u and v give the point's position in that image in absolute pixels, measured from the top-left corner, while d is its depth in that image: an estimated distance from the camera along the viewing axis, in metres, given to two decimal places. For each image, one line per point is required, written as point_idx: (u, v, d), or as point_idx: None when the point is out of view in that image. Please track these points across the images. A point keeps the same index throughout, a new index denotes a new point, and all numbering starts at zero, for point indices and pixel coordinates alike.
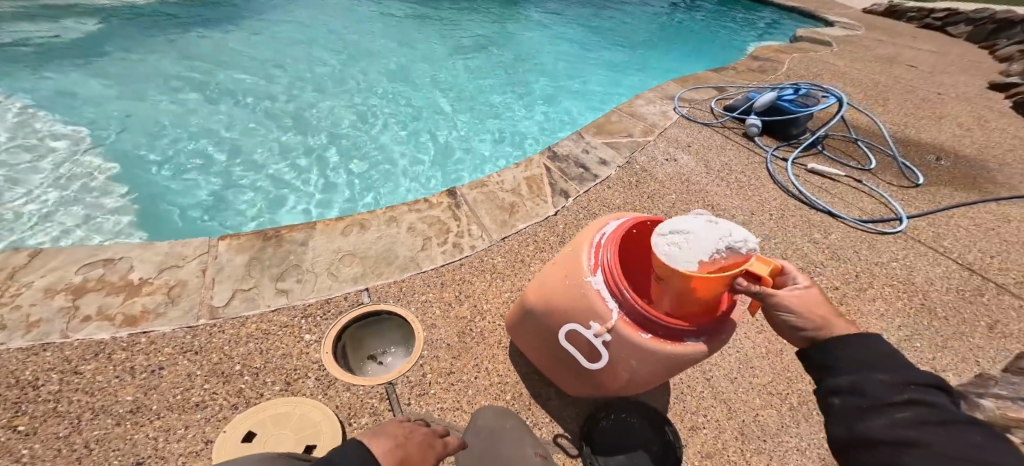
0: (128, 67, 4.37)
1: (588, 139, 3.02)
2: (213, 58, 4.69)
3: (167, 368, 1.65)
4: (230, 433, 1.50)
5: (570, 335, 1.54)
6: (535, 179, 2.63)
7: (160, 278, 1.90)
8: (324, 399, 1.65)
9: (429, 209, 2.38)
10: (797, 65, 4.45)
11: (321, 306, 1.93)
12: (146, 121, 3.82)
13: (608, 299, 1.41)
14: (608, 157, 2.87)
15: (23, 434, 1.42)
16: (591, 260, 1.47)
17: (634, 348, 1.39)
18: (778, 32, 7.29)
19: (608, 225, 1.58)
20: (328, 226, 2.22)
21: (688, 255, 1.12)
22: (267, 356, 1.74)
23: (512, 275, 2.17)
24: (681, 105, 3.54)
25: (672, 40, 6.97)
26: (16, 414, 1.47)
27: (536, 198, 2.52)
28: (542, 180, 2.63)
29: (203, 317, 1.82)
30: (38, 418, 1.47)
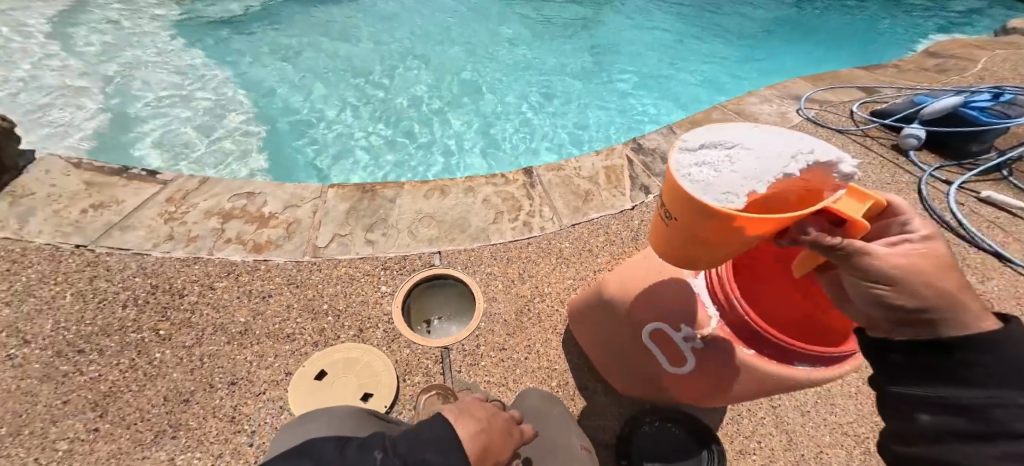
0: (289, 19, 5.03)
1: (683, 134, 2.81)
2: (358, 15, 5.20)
3: (274, 297, 2.09)
4: (307, 368, 1.87)
5: (658, 334, 1.47)
6: (615, 170, 2.56)
7: (283, 214, 2.33)
8: (387, 351, 1.95)
9: (505, 185, 2.46)
10: (998, 62, 3.50)
11: (399, 261, 2.20)
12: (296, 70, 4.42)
13: (707, 305, 1.32)
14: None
15: (161, 339, 1.92)
16: (690, 264, 1.42)
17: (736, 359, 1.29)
18: (981, 19, 5.84)
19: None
20: (414, 187, 2.45)
21: (730, 183, 0.82)
22: (349, 301, 2.09)
23: (578, 263, 2.21)
24: (811, 106, 3.05)
25: (831, 18, 5.94)
26: (162, 319, 1.98)
27: (613, 189, 2.46)
28: (623, 172, 2.55)
29: (308, 254, 2.23)
30: (174, 325, 1.96)
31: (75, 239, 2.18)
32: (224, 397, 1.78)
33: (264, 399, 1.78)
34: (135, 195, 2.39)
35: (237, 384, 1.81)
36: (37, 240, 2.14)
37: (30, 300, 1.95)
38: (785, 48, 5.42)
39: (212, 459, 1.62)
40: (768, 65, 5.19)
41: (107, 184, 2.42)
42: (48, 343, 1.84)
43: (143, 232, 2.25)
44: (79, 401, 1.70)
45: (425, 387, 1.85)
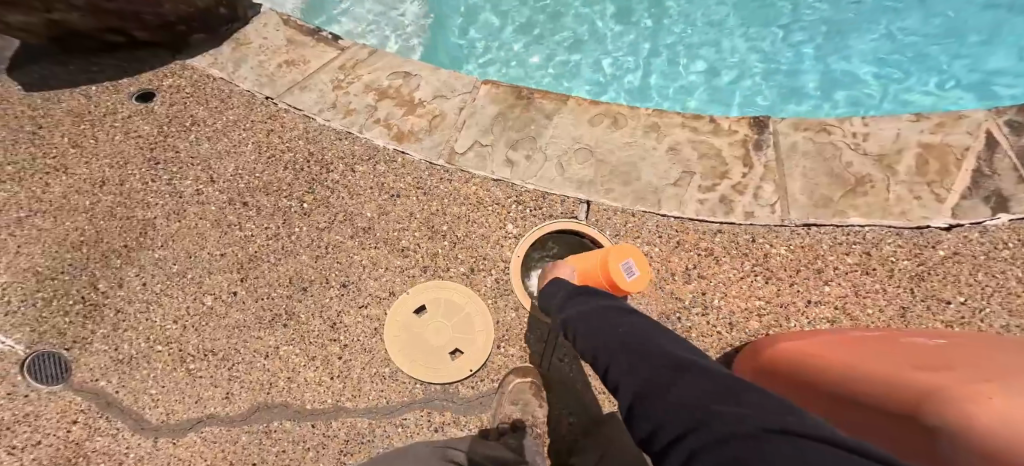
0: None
1: None
2: None
3: (401, 198, 1.88)
4: (411, 296, 1.71)
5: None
6: (930, 152, 1.46)
7: (431, 103, 2.02)
8: (491, 308, 1.67)
9: (709, 132, 1.61)
10: None
11: (536, 199, 1.72)
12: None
13: None
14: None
15: (302, 213, 1.94)
16: None
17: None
18: None
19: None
20: (580, 104, 1.80)
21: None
22: (469, 230, 1.76)
23: (786, 284, 1.42)
24: None
25: None
26: (308, 191, 1.98)
27: (911, 184, 1.43)
28: (949, 159, 1.45)
29: (444, 159, 1.90)
30: (315, 201, 1.96)
31: (266, 90, 2.25)
32: (334, 299, 1.76)
33: (365, 314, 1.71)
34: (317, 55, 2.33)
35: (347, 288, 1.76)
36: (241, 86, 2.27)
37: (224, 141, 2.15)
38: None
39: (308, 359, 1.68)
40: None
41: (302, 43, 2.38)
42: (227, 188, 2.04)
43: (315, 95, 2.20)
44: (231, 258, 1.88)
45: (521, 368, 1.60)
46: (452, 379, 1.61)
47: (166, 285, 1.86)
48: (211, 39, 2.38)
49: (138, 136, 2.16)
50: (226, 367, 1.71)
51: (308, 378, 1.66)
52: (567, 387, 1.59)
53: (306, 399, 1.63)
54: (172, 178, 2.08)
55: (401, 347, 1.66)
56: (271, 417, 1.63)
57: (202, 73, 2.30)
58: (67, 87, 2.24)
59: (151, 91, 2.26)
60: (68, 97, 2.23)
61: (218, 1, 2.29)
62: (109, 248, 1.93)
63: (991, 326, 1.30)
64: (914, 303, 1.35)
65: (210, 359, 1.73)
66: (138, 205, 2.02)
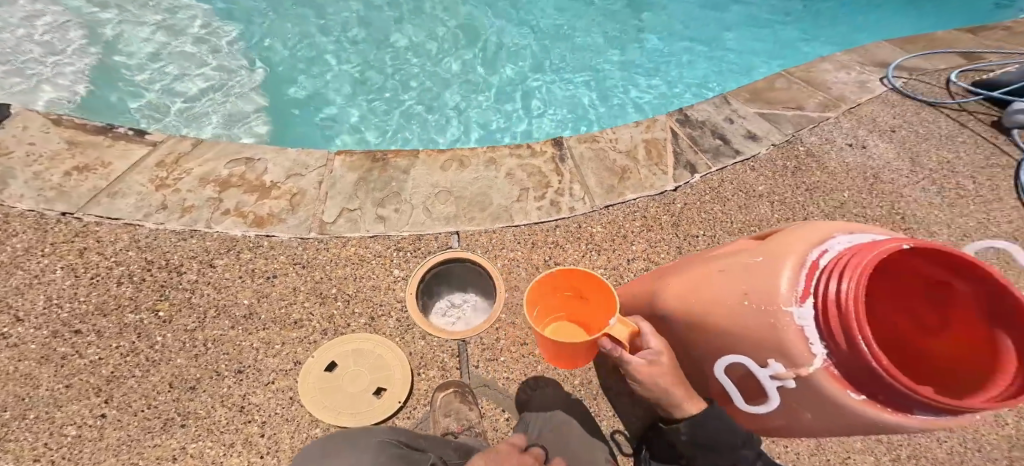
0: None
1: (741, 104, 2.32)
2: None
3: (279, 277, 1.92)
4: (317, 359, 1.75)
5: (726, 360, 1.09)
6: (657, 143, 2.18)
7: (286, 184, 2.15)
8: (400, 343, 1.82)
9: (532, 157, 2.19)
10: None
11: (413, 242, 2.00)
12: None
13: (813, 343, 0.86)
14: (761, 131, 2.20)
15: (162, 321, 1.78)
16: (798, 285, 0.90)
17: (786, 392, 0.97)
18: None
19: (836, 239, 0.94)
20: (430, 157, 2.21)
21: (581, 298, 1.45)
22: (359, 285, 1.92)
23: (610, 250, 1.94)
24: (899, 73, 2.38)
25: None
26: (161, 298, 1.83)
27: (654, 166, 2.11)
28: (666, 146, 2.17)
29: (315, 230, 2.03)
30: (174, 306, 1.82)
31: (59, 206, 2.00)
32: (232, 385, 1.68)
33: (273, 388, 1.68)
34: (120, 156, 2.19)
35: (244, 373, 1.70)
36: (19, 206, 1.98)
37: (19, 274, 1.84)
38: None
39: (225, 446, 1.57)
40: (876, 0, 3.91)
41: (91, 143, 2.21)
42: (41, 324, 1.73)
43: (133, 199, 2.06)
44: (81, 387, 1.62)
45: (442, 383, 1.74)
46: (386, 416, 1.68)
47: (5, 430, 1.53)
48: None
49: None
50: None
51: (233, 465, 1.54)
52: (486, 388, 1.77)
53: None
54: None
55: (321, 407, 1.66)
56: None
57: None
58: None
59: None
60: None
61: None
62: None
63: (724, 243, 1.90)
64: (674, 243, 1.91)
65: None
66: None
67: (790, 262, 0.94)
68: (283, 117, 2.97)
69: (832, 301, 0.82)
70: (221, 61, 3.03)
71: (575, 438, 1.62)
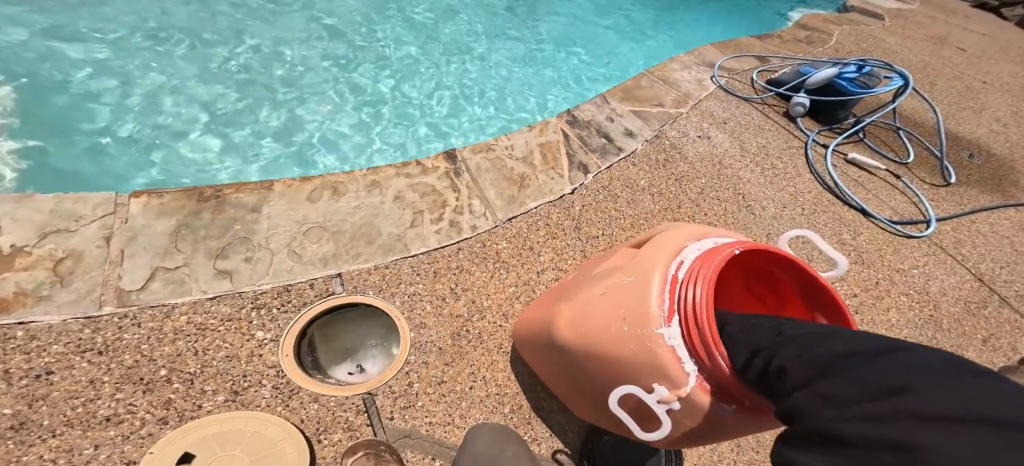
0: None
1: (615, 104, 2.45)
2: None
3: (59, 371, 1.26)
4: (160, 455, 1.17)
5: (618, 388, 1.11)
6: (550, 147, 2.16)
7: (42, 248, 1.44)
8: (286, 413, 1.33)
9: (422, 176, 1.93)
10: (857, 35, 3.33)
11: (279, 296, 1.53)
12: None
13: (685, 361, 0.96)
14: (635, 127, 2.35)
15: None
16: (664, 304, 1.01)
17: (713, 425, 0.98)
18: None
19: (687, 248, 1.09)
20: (290, 188, 1.78)
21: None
22: (206, 358, 1.37)
23: (519, 265, 1.80)
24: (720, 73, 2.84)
25: None
26: None
27: (550, 170, 2.07)
28: (559, 148, 2.16)
29: (108, 305, 1.39)
30: None
31: None
32: None
33: None
34: None
35: None
36: None
37: None
38: None
39: None
40: (687, 19, 4.64)
41: None
42: None
43: None
44: None
45: (350, 447, 1.31)
46: None
47: None
48: None
49: None
50: None
51: None
52: (408, 438, 1.38)
53: None
54: None
55: None
56: None
57: None
58: None
59: None
60: None
61: None
62: None
63: (623, 238, 1.93)
64: (579, 246, 1.86)
65: None
66: None
67: (655, 278, 1.05)
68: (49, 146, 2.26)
69: (692, 319, 0.95)
70: None
71: None
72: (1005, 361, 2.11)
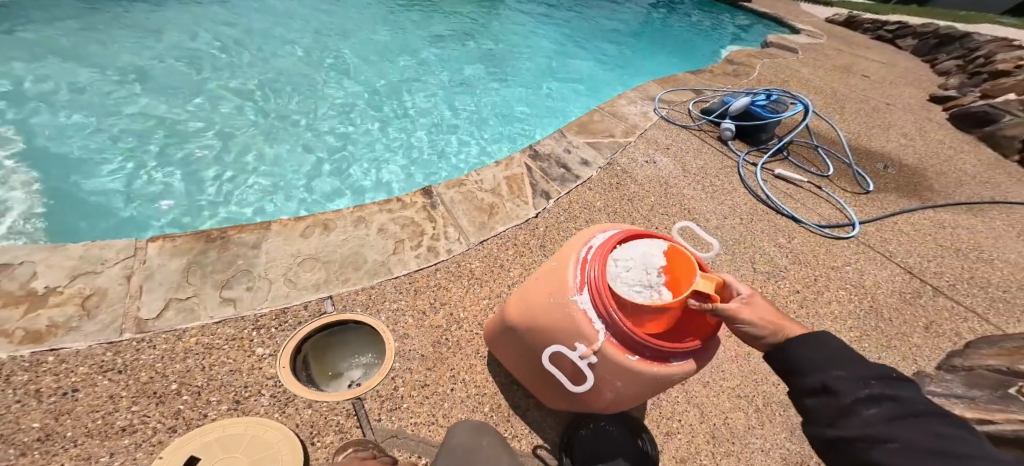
0: (46, 37, 3.73)
1: (570, 138, 2.79)
2: (153, 34, 4.13)
3: (84, 389, 1.41)
4: (168, 460, 1.31)
5: (553, 355, 1.34)
6: (516, 179, 2.44)
7: (71, 287, 1.62)
8: (282, 418, 1.49)
9: (402, 210, 2.18)
10: (777, 67, 3.81)
11: (277, 317, 1.72)
12: (84, 98, 3.31)
13: (594, 321, 1.21)
14: (590, 157, 2.67)
15: None
16: (576, 278, 1.25)
17: (624, 374, 1.21)
18: (750, 36, 7.13)
19: (596, 236, 1.35)
20: (286, 226, 2.00)
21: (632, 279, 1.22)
22: (212, 373, 1.54)
23: (490, 281, 2.03)
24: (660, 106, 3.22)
25: (645, 40, 6.69)
26: None
27: (516, 198, 2.35)
28: (523, 180, 2.45)
29: (128, 331, 1.56)
30: None
31: None
32: None
33: None
34: None
35: None
36: None
37: None
38: (630, 59, 6.03)
39: None
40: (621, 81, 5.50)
41: None
42: None
43: None
44: None
45: (341, 446, 1.45)
46: None
47: None
48: None
49: None
50: None
51: None
52: (395, 437, 1.54)
53: None
54: None
55: None
56: None
57: None
58: None
59: None
60: None
61: None
62: None
63: None
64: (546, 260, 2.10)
65: None
66: None
67: (570, 260, 1.30)
68: (68, 204, 2.64)
69: (596, 289, 1.20)
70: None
71: (483, 453, 1.45)
72: (950, 345, 2.33)
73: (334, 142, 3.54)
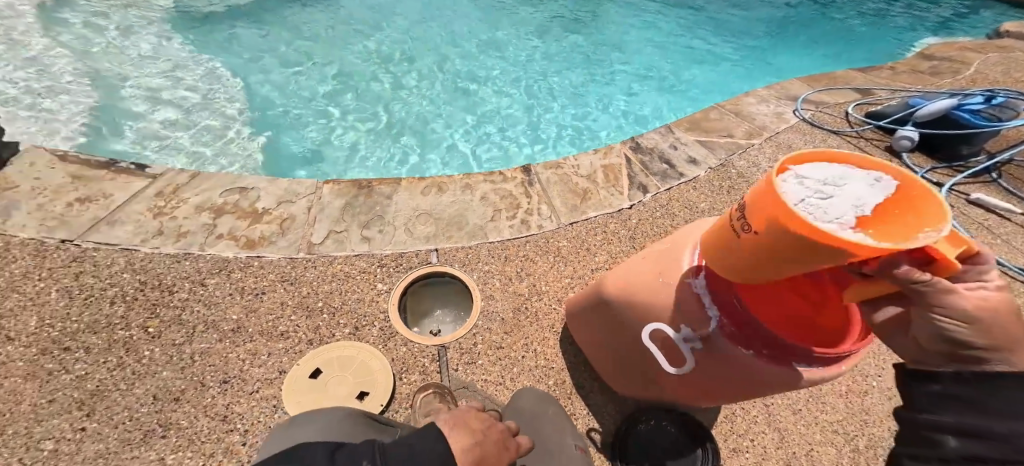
0: (291, 20, 4.97)
1: (681, 134, 2.68)
2: (359, 19, 5.14)
3: (267, 293, 2.04)
4: (302, 367, 1.83)
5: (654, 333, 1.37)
6: (613, 168, 2.49)
7: (277, 210, 2.31)
8: (383, 350, 1.91)
9: (503, 183, 2.44)
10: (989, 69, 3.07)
11: (396, 259, 2.17)
12: (304, 72, 4.39)
13: (708, 305, 1.22)
14: (700, 156, 2.54)
15: (151, 336, 1.86)
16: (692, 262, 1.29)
17: (737, 362, 1.18)
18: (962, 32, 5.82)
19: None
20: (412, 184, 2.45)
21: (838, 206, 0.86)
22: (344, 298, 2.05)
23: (576, 261, 2.17)
24: (807, 107, 2.87)
25: (817, 31, 5.91)
26: (152, 316, 1.92)
27: (611, 187, 2.40)
28: (620, 170, 2.48)
29: (303, 251, 2.18)
30: (165, 323, 1.91)
31: (59, 234, 2.11)
32: (216, 396, 1.73)
33: (257, 398, 1.73)
34: (122, 188, 2.35)
35: (228, 384, 1.76)
36: (21, 236, 2.08)
37: (15, 296, 1.90)
38: (788, 55, 5.49)
39: (205, 458, 1.57)
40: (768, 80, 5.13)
41: (92, 177, 2.37)
42: (34, 340, 1.79)
43: (132, 226, 2.20)
44: (65, 399, 1.64)
45: (421, 386, 1.81)
46: None
47: None
48: None
49: None
50: None
51: None
52: (468, 389, 1.83)
53: None
54: None
55: (303, 409, 1.71)
56: None
57: None
58: None
59: None
60: None
61: None
62: None
63: None
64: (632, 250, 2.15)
65: None
66: None
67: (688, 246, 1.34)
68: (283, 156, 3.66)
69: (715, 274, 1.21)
70: (240, 131, 3.70)
71: (549, 420, 1.63)
72: None
73: (475, 125, 4.14)
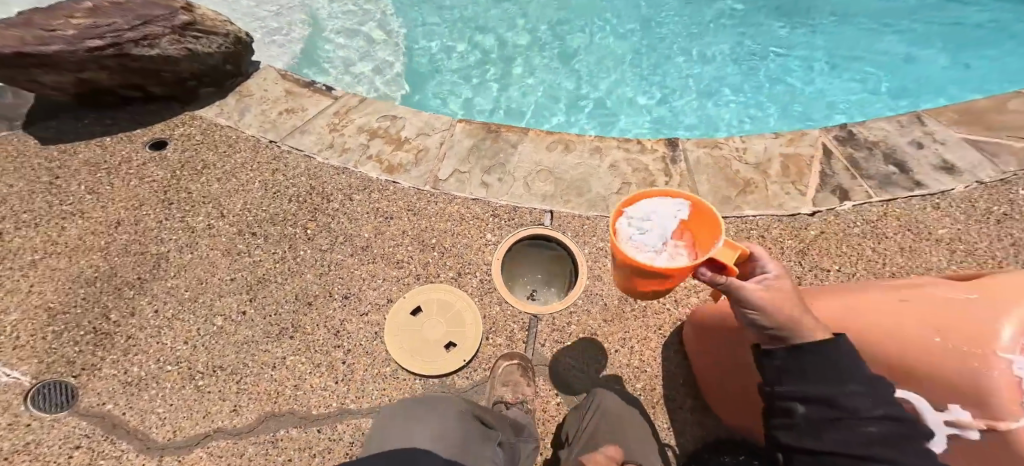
0: None
1: (915, 132, 2.08)
2: None
3: (394, 220, 2.20)
4: (406, 301, 1.99)
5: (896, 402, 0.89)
6: (800, 160, 2.02)
7: (415, 141, 2.41)
8: (479, 305, 1.94)
9: (640, 154, 2.11)
10: None
11: (509, 212, 2.08)
12: None
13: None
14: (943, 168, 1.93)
15: (307, 237, 2.22)
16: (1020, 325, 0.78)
17: None
18: None
19: None
20: (539, 136, 2.28)
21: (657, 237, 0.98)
22: (455, 241, 2.08)
23: None
24: None
25: None
26: (312, 219, 2.27)
27: (789, 182, 1.96)
28: (812, 164, 2.01)
29: (429, 184, 2.25)
30: (319, 227, 2.25)
31: (271, 135, 2.60)
32: (336, 310, 2.02)
33: (366, 320, 1.98)
34: (315, 104, 2.72)
35: (349, 299, 2.03)
36: (247, 132, 2.61)
37: (233, 181, 2.43)
38: None
39: (314, 365, 1.91)
40: None
41: (299, 93, 2.79)
42: (236, 221, 2.30)
43: (314, 137, 2.56)
44: (241, 281, 2.13)
45: (506, 354, 1.81)
46: (451, 369, 1.84)
47: (178, 309, 2.07)
48: (218, 93, 2.79)
49: (153, 181, 2.41)
50: (234, 381, 1.90)
51: (313, 384, 1.88)
52: (549, 368, 1.79)
53: (311, 404, 1.84)
54: (184, 215, 2.32)
55: (402, 344, 1.90)
56: (277, 425, 1.80)
57: (211, 123, 2.65)
58: (84, 139, 2.53)
59: (164, 140, 2.56)
60: (84, 148, 2.50)
61: (225, 59, 2.75)
62: (122, 281, 2.12)
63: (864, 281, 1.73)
64: (796, 267, 1.76)
65: (219, 374, 1.92)
66: (152, 241, 2.24)
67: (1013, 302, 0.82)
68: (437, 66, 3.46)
69: None
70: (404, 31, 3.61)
71: (633, 428, 1.50)
72: None
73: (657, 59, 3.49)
